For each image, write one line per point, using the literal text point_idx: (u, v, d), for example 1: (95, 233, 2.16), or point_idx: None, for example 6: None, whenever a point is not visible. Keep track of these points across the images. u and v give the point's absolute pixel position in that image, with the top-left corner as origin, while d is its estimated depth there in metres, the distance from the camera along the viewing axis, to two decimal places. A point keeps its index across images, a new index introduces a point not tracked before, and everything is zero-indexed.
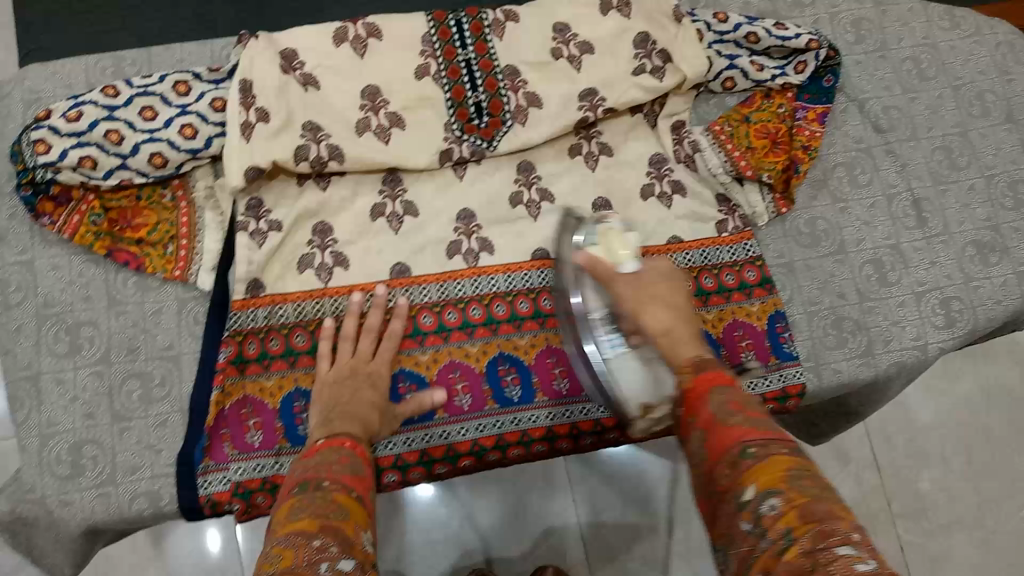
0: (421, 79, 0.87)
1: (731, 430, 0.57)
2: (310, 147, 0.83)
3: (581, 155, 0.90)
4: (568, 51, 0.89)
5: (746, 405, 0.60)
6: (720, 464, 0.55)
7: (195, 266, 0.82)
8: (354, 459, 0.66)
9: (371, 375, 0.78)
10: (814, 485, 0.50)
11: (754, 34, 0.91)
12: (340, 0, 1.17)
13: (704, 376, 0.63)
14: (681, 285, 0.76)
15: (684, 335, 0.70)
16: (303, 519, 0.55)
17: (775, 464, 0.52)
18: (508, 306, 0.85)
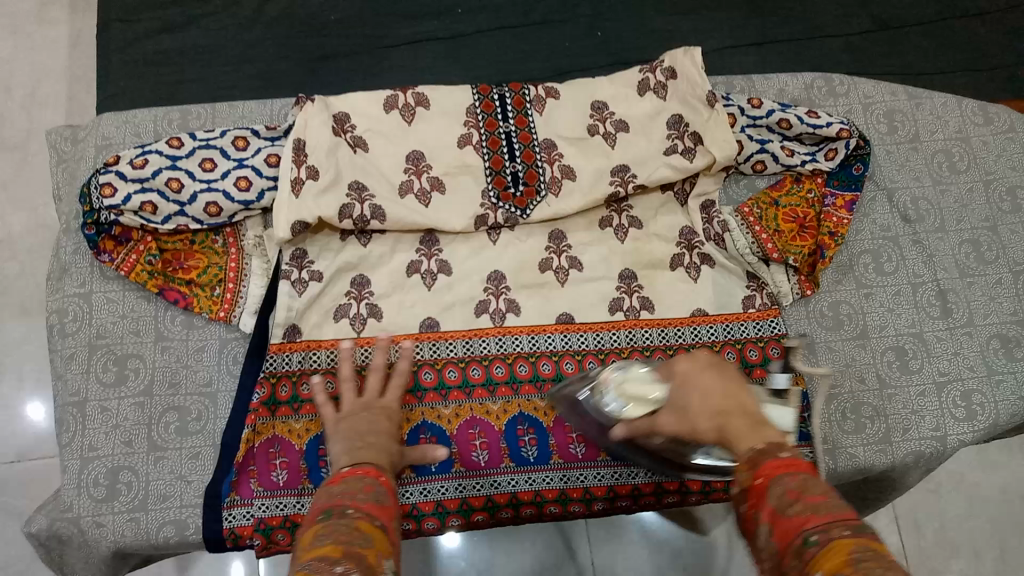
0: (463, 148, 0.92)
1: (792, 518, 0.49)
2: (354, 206, 0.88)
3: (611, 227, 0.94)
4: (604, 128, 0.94)
5: (808, 490, 0.51)
6: (787, 557, 0.48)
7: (239, 309, 0.88)
8: (377, 488, 0.64)
9: (384, 410, 0.79)
10: (885, 567, 0.43)
11: (786, 120, 0.95)
12: (396, 64, 1.25)
13: (761, 469, 0.55)
14: (728, 374, 0.67)
15: (742, 427, 0.60)
16: (325, 545, 0.52)
17: (838, 549, 0.45)
18: (531, 366, 0.88)
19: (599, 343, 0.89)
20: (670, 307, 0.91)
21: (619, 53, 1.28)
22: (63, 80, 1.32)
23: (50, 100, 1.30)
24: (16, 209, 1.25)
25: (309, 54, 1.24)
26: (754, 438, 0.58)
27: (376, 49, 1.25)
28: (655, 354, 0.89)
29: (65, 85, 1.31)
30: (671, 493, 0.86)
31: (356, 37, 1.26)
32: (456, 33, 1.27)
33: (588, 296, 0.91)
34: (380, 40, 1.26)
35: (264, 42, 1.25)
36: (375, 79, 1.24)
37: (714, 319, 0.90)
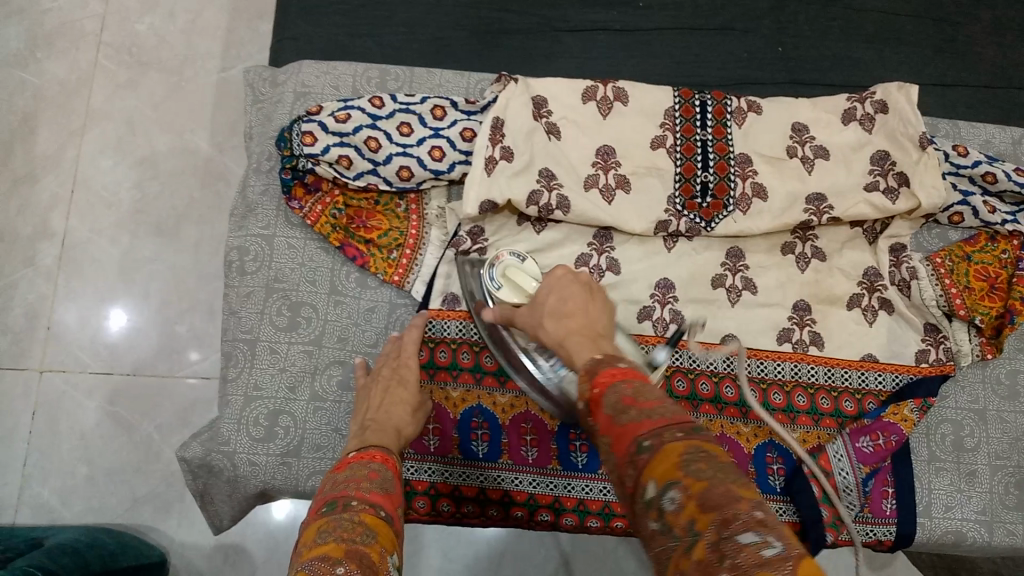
0: (656, 150, 0.91)
1: (623, 425, 0.46)
2: (542, 193, 0.87)
3: (793, 255, 0.91)
4: (803, 151, 0.91)
5: (642, 396, 0.48)
6: (620, 465, 0.46)
7: (413, 276, 0.88)
8: (384, 475, 0.64)
9: (399, 373, 0.80)
10: (714, 465, 0.42)
11: (991, 174, 0.91)
12: (569, 52, 1.20)
13: (597, 378, 0.52)
14: (589, 289, 0.64)
15: (582, 339, 0.58)
16: (327, 543, 0.52)
17: (669, 451, 0.43)
18: (690, 383, 0.88)
19: (763, 372, 0.87)
20: (840, 346, 0.89)
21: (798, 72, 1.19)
22: (225, 13, 1.28)
23: (211, 29, 1.27)
24: (164, 131, 1.23)
25: (482, 26, 1.21)
26: (590, 351, 0.57)
27: (551, 33, 1.21)
28: (818, 393, 0.87)
29: (227, 18, 1.28)
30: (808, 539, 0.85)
31: (533, 16, 1.22)
32: (634, 28, 1.22)
33: (758, 321, 0.89)
34: (557, 23, 1.22)
35: (439, 8, 1.21)
36: (545, 65, 1.19)
37: (884, 366, 0.88)
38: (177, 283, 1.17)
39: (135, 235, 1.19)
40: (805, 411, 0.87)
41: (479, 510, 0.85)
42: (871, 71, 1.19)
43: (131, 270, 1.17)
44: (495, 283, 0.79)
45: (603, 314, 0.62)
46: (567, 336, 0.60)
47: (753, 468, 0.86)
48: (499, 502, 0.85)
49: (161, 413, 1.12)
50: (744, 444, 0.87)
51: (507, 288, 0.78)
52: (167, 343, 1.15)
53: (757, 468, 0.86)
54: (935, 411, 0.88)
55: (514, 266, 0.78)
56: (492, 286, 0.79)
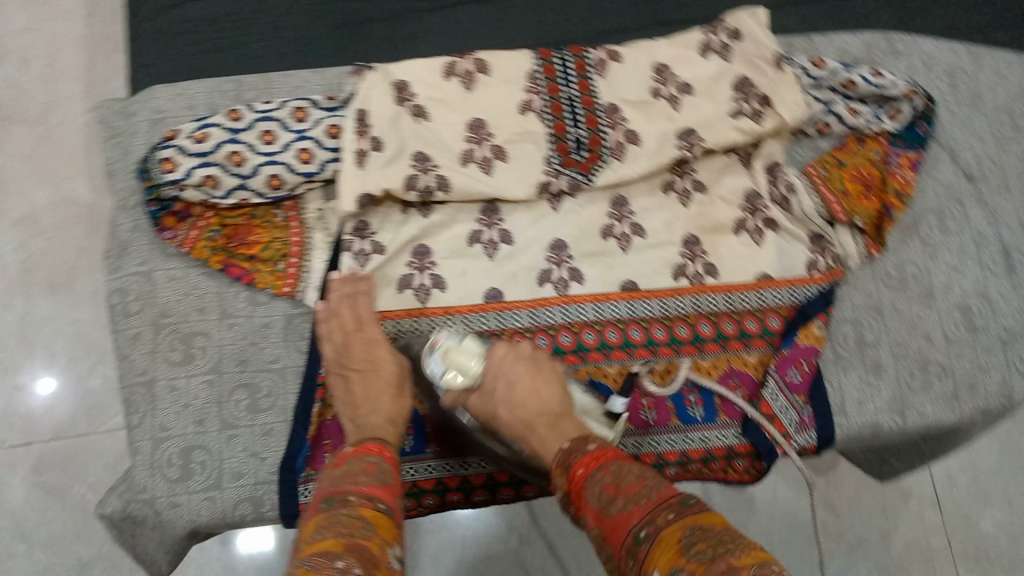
0: (525, 114, 0.90)
1: (617, 517, 0.57)
2: (419, 177, 0.86)
3: (675, 191, 0.94)
4: (668, 91, 0.92)
5: (623, 482, 0.60)
6: (621, 554, 0.55)
7: (303, 284, 0.86)
8: (381, 467, 0.67)
9: (366, 356, 0.80)
10: (708, 547, 0.51)
11: (850, 80, 0.93)
12: (435, 30, 1.19)
13: (574, 472, 0.63)
14: (536, 368, 0.77)
15: (544, 430, 0.71)
16: (326, 538, 0.55)
17: (668, 542, 0.52)
18: (597, 334, 0.90)
19: (665, 309, 0.90)
20: (734, 272, 0.91)
21: (661, 13, 1.21)
22: (80, 50, 1.23)
23: (69, 71, 1.22)
24: (40, 183, 1.17)
25: (342, 18, 1.18)
26: (558, 440, 0.70)
27: (411, 14, 1.19)
28: (720, 319, 0.90)
29: (83, 56, 1.23)
30: (741, 457, 0.88)
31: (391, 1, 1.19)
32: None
33: (652, 263, 0.92)
34: (415, 5, 1.20)
35: (295, 8, 1.18)
36: (411, 48, 1.17)
37: (779, 283, 0.91)
38: (83, 336, 1.13)
39: (28, 295, 1.13)
40: (711, 338, 0.90)
41: (416, 502, 0.85)
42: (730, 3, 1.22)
43: (31, 332, 1.12)
44: (438, 371, 0.78)
45: (556, 393, 0.75)
46: (528, 428, 0.72)
47: (671, 403, 0.88)
48: (434, 490, 0.86)
49: (91, 470, 1.08)
50: (659, 382, 0.89)
51: (455, 373, 0.77)
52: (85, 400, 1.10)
53: (675, 402, 0.88)
54: (832, 315, 0.91)
55: (453, 345, 0.78)
56: (437, 377, 0.78)
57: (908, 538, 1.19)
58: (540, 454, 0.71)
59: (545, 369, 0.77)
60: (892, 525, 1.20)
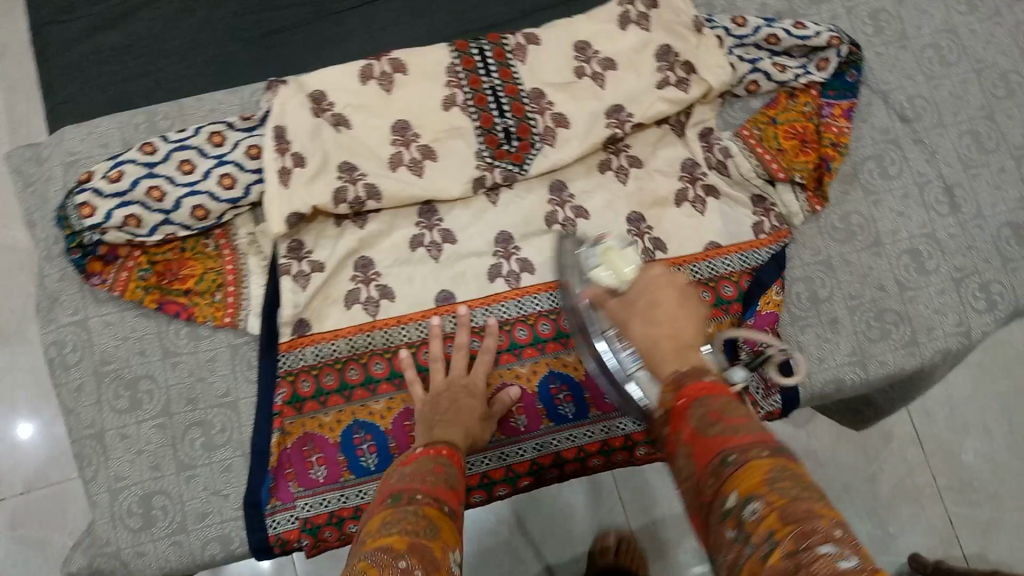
0: (449, 110, 0.88)
1: (711, 440, 0.56)
2: (348, 188, 0.83)
3: (611, 170, 0.92)
4: (591, 68, 0.90)
5: (726, 413, 0.58)
6: (705, 475, 0.54)
7: (244, 312, 0.84)
8: (449, 469, 0.66)
9: (468, 386, 0.81)
10: (792, 487, 0.49)
11: (773, 36, 0.92)
12: (355, 32, 1.17)
13: (687, 393, 0.62)
14: (685, 299, 0.75)
15: (668, 348, 0.69)
16: (390, 535, 0.53)
17: (753, 469, 0.51)
18: (530, 329, 0.87)
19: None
20: (682, 245, 0.90)
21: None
22: None
23: None
24: None
25: (258, 30, 1.15)
26: (678, 364, 0.67)
27: (328, 16, 1.17)
28: None
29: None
30: None
31: (305, 5, 1.17)
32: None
33: (599, 245, 0.89)
34: (332, 6, 1.18)
35: (209, 25, 1.14)
36: (333, 50, 1.16)
37: (728, 249, 0.89)
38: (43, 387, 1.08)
39: None
40: None
41: None
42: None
43: None
44: (594, 259, 0.81)
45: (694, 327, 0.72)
46: (652, 343, 0.70)
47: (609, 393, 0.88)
48: None
49: (71, 517, 1.04)
50: None
51: (607, 267, 0.79)
52: (55, 451, 1.06)
53: None
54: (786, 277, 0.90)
55: (616, 248, 0.80)
56: (590, 265, 0.81)
57: (894, 480, 1.20)
58: (655, 374, 0.68)
59: (690, 306, 0.75)
60: (877, 468, 1.20)
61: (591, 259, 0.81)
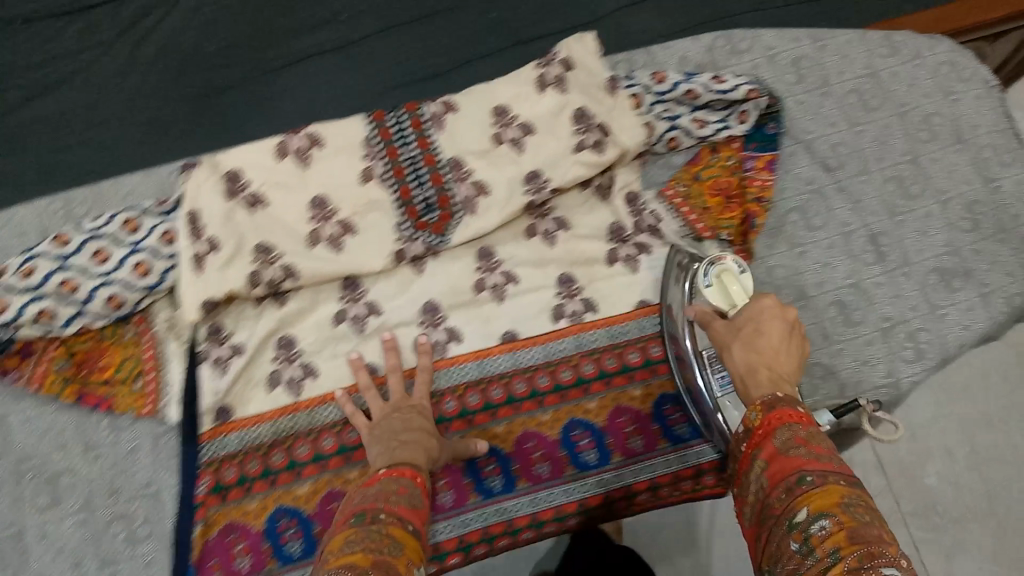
0: (367, 183, 0.87)
1: (792, 459, 0.56)
2: (263, 271, 0.83)
3: (538, 235, 0.91)
4: (510, 133, 0.90)
5: (814, 441, 0.57)
6: (777, 489, 0.54)
7: (164, 400, 0.83)
8: (412, 490, 0.63)
9: (416, 408, 0.80)
10: (866, 515, 0.49)
11: (692, 91, 0.91)
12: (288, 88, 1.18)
13: (773, 413, 0.61)
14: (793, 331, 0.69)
15: (763, 377, 0.65)
16: (354, 554, 0.51)
17: (829, 491, 0.51)
18: (504, 389, 0.87)
19: (579, 346, 0.89)
20: (613, 303, 0.90)
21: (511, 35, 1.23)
22: None
23: None
24: None
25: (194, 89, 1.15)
26: (770, 393, 0.63)
27: (263, 74, 1.18)
28: (603, 356, 0.88)
29: None
30: (643, 493, 0.86)
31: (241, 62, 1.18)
32: (344, 41, 1.21)
33: (528, 308, 0.89)
34: (267, 62, 1.19)
35: (141, 87, 1.13)
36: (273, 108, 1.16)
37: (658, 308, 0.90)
38: None
39: None
40: (594, 377, 0.88)
41: None
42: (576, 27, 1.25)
43: None
44: (708, 277, 0.80)
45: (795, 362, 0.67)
46: (749, 371, 0.66)
47: (563, 452, 0.86)
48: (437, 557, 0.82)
49: None
50: (548, 432, 0.86)
51: (720, 288, 0.79)
52: None
53: (568, 450, 0.86)
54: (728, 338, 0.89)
55: (733, 272, 0.80)
56: (702, 283, 0.80)
57: None
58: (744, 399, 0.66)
59: (798, 344, 0.68)
60: None
61: (704, 279, 0.81)
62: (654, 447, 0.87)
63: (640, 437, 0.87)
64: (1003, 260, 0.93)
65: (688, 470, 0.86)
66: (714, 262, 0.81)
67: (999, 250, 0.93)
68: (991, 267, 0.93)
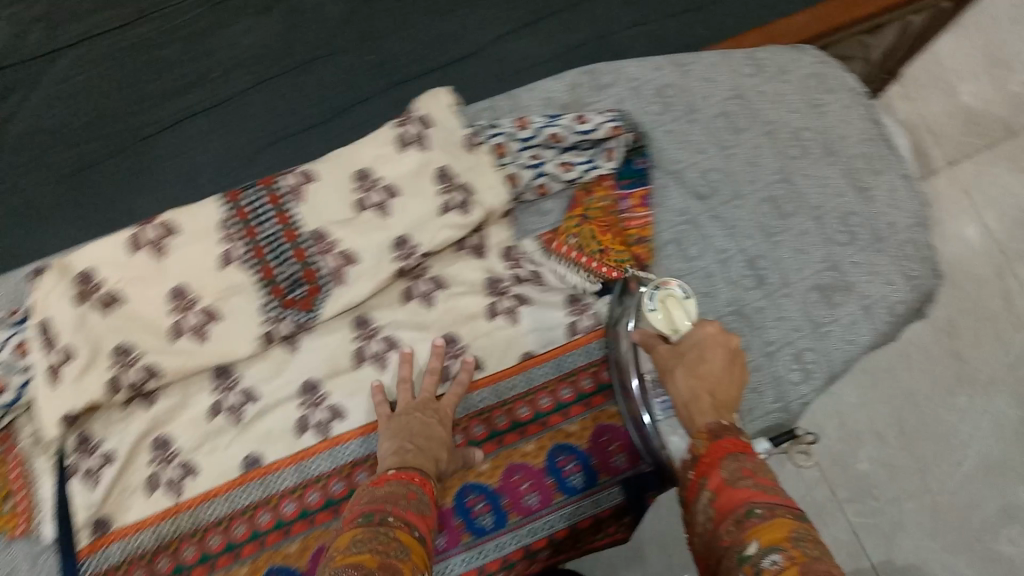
0: (226, 268, 0.84)
1: (739, 491, 0.57)
2: (123, 375, 0.80)
3: (415, 298, 0.88)
4: (373, 198, 0.87)
5: (760, 473, 0.59)
6: (726, 521, 0.56)
7: (38, 517, 0.80)
8: (420, 500, 0.66)
9: (439, 411, 0.79)
10: (815, 549, 0.49)
11: (557, 134, 0.89)
12: (165, 155, 1.16)
13: (716, 442, 0.63)
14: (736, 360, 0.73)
15: (707, 404, 0.68)
16: (362, 552, 0.54)
17: (777, 524, 0.52)
18: None
19: (467, 408, 0.86)
20: (500, 359, 0.87)
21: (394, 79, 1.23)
22: None
23: None
24: None
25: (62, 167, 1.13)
26: (715, 418, 0.67)
27: (139, 142, 1.16)
28: (493, 414, 0.86)
29: None
30: (543, 550, 0.83)
31: (112, 135, 1.16)
32: (217, 101, 1.20)
33: (412, 376, 0.86)
34: (140, 129, 1.17)
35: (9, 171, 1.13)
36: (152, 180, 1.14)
37: (543, 358, 0.88)
38: None
39: None
40: (485, 437, 0.85)
41: None
42: (460, 61, 1.24)
43: None
44: (656, 300, 0.82)
45: (736, 390, 0.71)
46: (692, 398, 0.69)
47: (457, 520, 0.82)
48: None
49: None
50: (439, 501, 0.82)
51: (664, 313, 0.81)
52: None
53: (462, 516, 0.82)
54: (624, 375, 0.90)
55: (678, 298, 0.82)
56: (648, 306, 0.82)
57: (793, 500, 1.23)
58: (688, 423, 0.68)
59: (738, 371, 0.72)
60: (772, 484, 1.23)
61: (649, 301, 0.83)
62: (552, 502, 0.84)
63: (536, 492, 0.84)
64: (882, 270, 0.92)
65: (586, 520, 0.85)
66: (659, 286, 0.84)
67: (877, 259, 0.93)
68: (871, 278, 0.92)
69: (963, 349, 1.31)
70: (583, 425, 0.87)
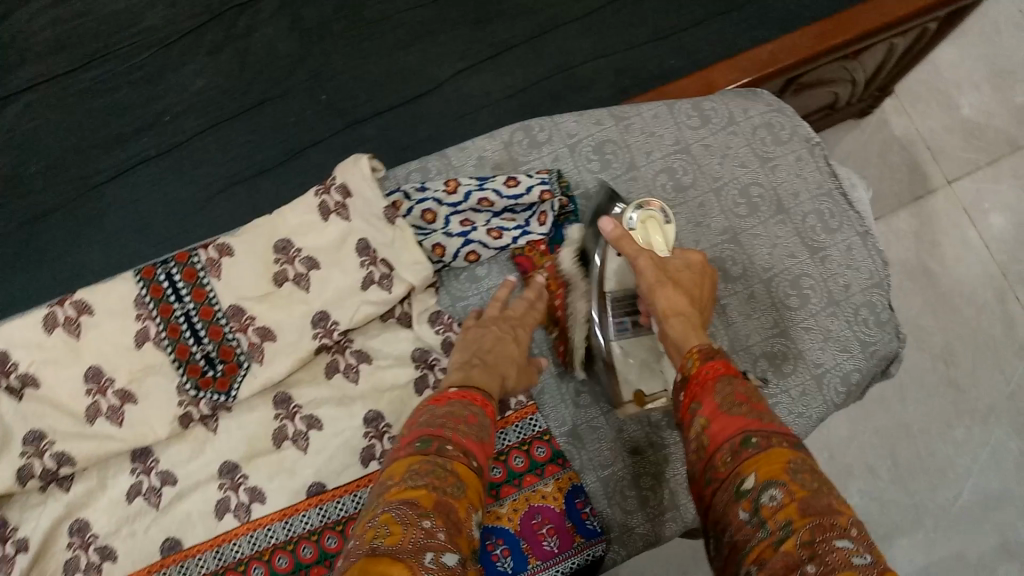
0: (141, 347, 0.82)
1: (733, 419, 0.54)
2: (34, 463, 0.78)
3: (340, 371, 0.85)
4: (294, 269, 0.85)
5: (753, 397, 0.56)
6: (720, 453, 0.53)
7: None
8: (481, 423, 0.64)
9: (515, 329, 0.80)
10: (813, 478, 0.49)
11: (485, 199, 0.86)
12: (118, 203, 1.06)
13: (710, 364, 0.60)
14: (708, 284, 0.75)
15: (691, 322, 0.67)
16: (417, 488, 0.53)
17: (775, 455, 0.50)
18: (316, 545, 0.79)
19: None
20: None
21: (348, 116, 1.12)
22: None
23: None
24: None
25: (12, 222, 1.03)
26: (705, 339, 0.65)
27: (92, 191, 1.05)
28: None
29: None
30: None
31: (67, 182, 1.05)
32: (174, 144, 1.08)
33: (336, 456, 0.82)
34: (91, 178, 1.06)
35: None
36: (98, 227, 1.04)
37: None
38: None
39: None
40: None
41: None
42: None
43: None
44: (635, 223, 0.80)
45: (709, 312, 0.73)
46: (684, 314, 0.68)
47: None
48: None
49: None
50: None
51: (643, 234, 0.80)
52: None
53: None
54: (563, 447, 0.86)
55: (659, 222, 0.80)
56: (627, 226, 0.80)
57: None
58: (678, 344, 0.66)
59: (709, 284, 0.75)
60: None
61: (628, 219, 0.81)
62: None
63: None
64: (836, 336, 0.87)
65: None
66: (640, 207, 0.82)
67: (830, 323, 0.87)
68: (824, 345, 0.86)
69: (962, 379, 1.30)
70: (513, 507, 0.82)
